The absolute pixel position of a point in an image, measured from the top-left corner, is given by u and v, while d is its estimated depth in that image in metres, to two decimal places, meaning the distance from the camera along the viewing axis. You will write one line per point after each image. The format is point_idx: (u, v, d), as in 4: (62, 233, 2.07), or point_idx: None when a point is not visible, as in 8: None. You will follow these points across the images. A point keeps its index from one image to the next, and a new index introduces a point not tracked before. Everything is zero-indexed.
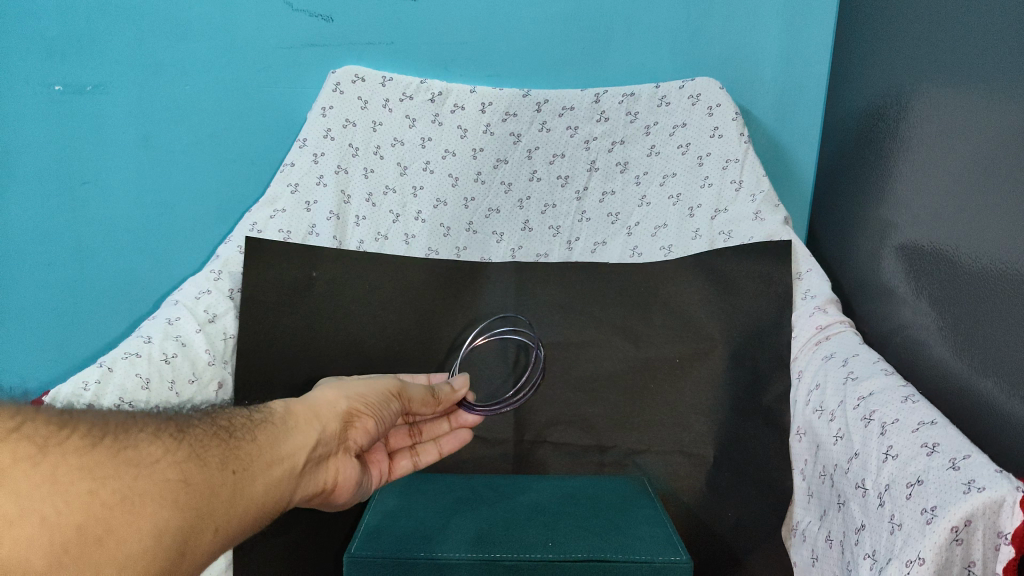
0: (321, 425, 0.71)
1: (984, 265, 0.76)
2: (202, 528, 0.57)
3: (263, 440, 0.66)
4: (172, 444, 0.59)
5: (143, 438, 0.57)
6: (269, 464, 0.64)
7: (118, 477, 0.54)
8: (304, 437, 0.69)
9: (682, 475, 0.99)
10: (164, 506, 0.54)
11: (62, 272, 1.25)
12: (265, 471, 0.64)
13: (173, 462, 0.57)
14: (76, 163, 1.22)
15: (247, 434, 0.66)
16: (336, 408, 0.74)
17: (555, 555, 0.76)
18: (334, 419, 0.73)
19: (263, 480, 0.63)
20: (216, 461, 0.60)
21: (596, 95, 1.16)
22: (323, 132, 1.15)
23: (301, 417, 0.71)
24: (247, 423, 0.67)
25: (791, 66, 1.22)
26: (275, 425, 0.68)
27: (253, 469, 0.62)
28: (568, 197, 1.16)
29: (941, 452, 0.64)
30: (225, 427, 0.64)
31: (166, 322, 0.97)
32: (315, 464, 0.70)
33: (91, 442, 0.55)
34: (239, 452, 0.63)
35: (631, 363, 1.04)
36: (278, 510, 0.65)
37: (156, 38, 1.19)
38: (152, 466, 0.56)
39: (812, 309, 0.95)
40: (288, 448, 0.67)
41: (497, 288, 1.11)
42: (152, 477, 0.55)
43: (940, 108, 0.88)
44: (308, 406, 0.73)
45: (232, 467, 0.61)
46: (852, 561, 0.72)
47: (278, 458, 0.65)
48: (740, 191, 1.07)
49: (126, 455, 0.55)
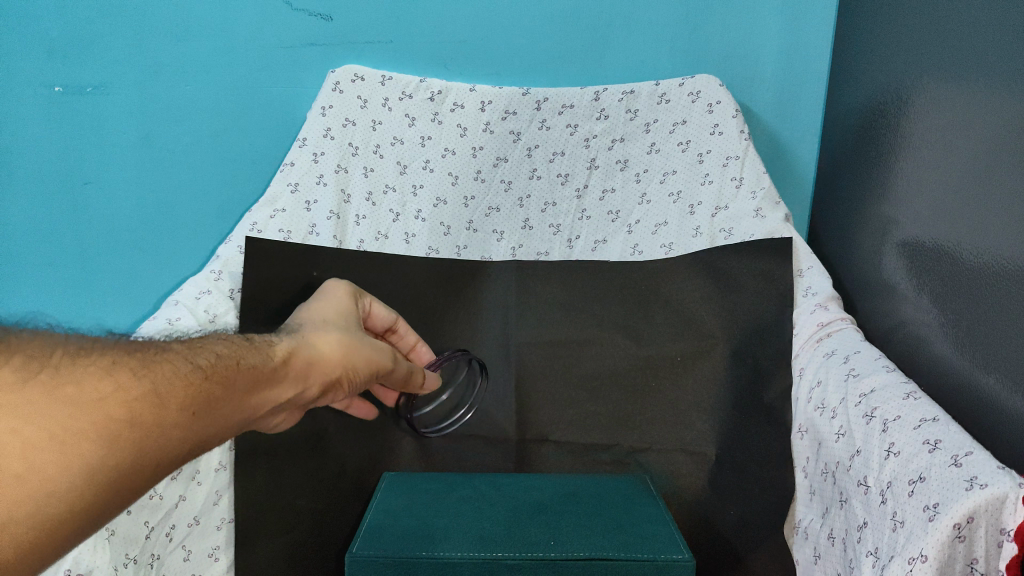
0: (306, 385, 0.69)
1: (985, 262, 0.76)
2: (139, 467, 0.54)
3: (245, 390, 0.62)
4: (127, 380, 0.54)
5: (88, 372, 0.53)
6: (232, 413, 0.61)
7: (50, 414, 0.50)
8: (280, 392, 0.66)
9: (684, 472, 0.99)
10: (99, 447, 0.51)
11: (62, 272, 1.24)
12: (224, 419, 0.60)
13: (122, 400, 0.53)
14: (76, 163, 1.22)
15: (230, 376, 0.61)
16: (330, 372, 0.71)
17: (557, 554, 0.76)
18: (321, 380, 0.71)
19: (216, 427, 0.60)
20: (176, 403, 0.56)
21: (596, 92, 1.16)
22: (322, 131, 1.15)
23: (294, 370, 0.68)
24: (232, 361, 0.62)
25: (792, 63, 1.22)
26: (267, 371, 0.64)
27: (214, 416, 0.59)
28: (568, 195, 1.16)
29: (942, 449, 0.63)
30: (207, 364, 0.60)
31: (166, 323, 0.97)
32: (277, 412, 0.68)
33: (25, 377, 0.50)
34: (210, 397, 0.58)
35: (633, 361, 1.04)
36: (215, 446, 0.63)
37: (155, 37, 1.19)
38: (96, 402, 0.52)
39: (813, 306, 0.95)
40: (262, 399, 0.64)
41: (497, 286, 1.11)
42: (93, 416, 0.51)
43: (941, 103, 0.88)
44: (306, 363, 0.69)
45: (192, 411, 0.57)
46: (854, 558, 0.72)
47: (245, 408, 0.62)
48: (741, 188, 1.07)
49: (65, 391, 0.51)
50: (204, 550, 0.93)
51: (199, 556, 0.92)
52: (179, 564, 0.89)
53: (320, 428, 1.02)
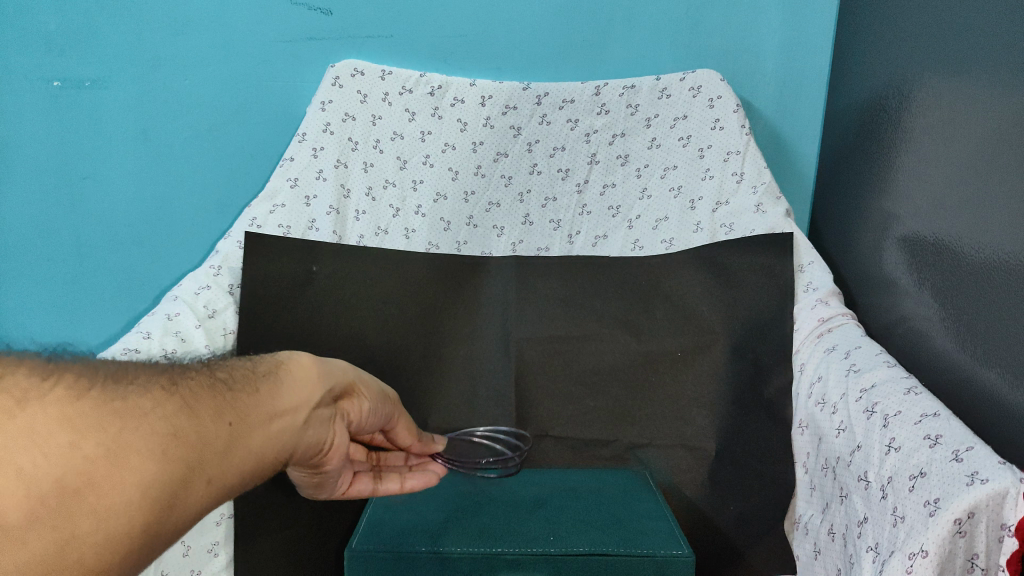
0: (329, 384, 0.68)
1: (986, 257, 0.76)
2: (193, 479, 0.51)
3: (267, 392, 0.61)
4: (163, 396, 0.53)
5: (129, 391, 0.51)
6: (269, 417, 0.60)
7: (101, 428, 0.47)
8: (307, 394, 0.65)
9: (684, 468, 0.98)
10: (153, 461, 0.48)
11: (63, 268, 1.24)
12: (264, 424, 0.59)
13: (163, 414, 0.51)
14: (75, 158, 1.21)
15: (247, 384, 0.61)
16: (343, 377, 0.71)
17: (557, 549, 0.76)
18: (340, 383, 0.70)
19: (260, 434, 0.58)
20: (210, 414, 0.55)
21: (596, 87, 1.16)
22: (322, 126, 1.14)
23: (305, 368, 0.67)
24: (246, 374, 0.62)
25: (793, 57, 1.21)
26: (281, 375, 0.64)
27: (251, 422, 0.58)
28: (569, 189, 1.16)
29: (944, 445, 0.63)
30: (223, 378, 0.60)
31: (165, 318, 0.95)
32: (316, 418, 0.66)
33: (74, 394, 0.47)
34: (237, 404, 0.58)
35: (633, 357, 1.04)
36: (271, 466, 0.61)
37: (154, 31, 1.19)
38: (142, 419, 0.49)
39: (814, 301, 0.96)
40: (291, 401, 0.63)
41: (498, 281, 1.10)
42: (140, 429, 0.49)
43: (944, 97, 0.87)
44: (317, 362, 0.69)
45: (228, 419, 0.56)
46: (855, 553, 0.72)
47: (279, 412, 0.61)
48: (742, 183, 1.07)
49: (113, 407, 0.49)
50: (204, 545, 0.94)
51: (198, 551, 0.94)
52: (177, 559, 0.92)
53: None
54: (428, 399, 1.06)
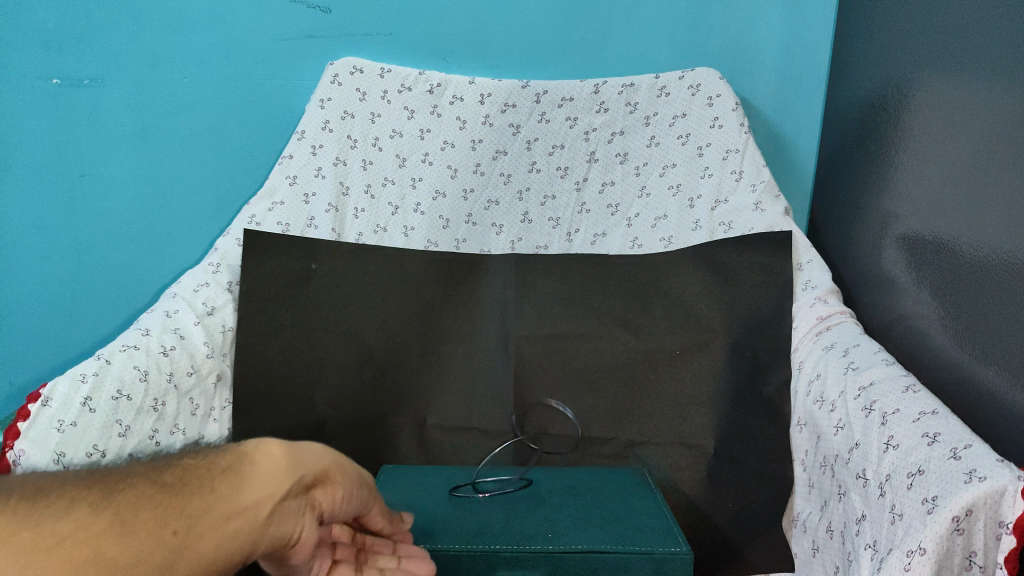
0: (298, 474, 0.59)
1: (985, 255, 0.76)
2: None
3: (223, 490, 0.55)
4: (100, 513, 0.50)
5: (68, 508, 0.50)
6: (222, 521, 0.53)
7: (40, 544, 0.47)
8: (270, 484, 0.56)
9: (681, 466, 0.99)
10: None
11: (60, 267, 1.22)
12: (214, 529, 0.53)
13: (100, 532, 0.49)
14: (72, 156, 1.20)
15: (199, 487, 0.55)
16: (317, 460, 0.61)
17: (554, 546, 0.75)
18: (312, 468, 0.60)
19: (211, 539, 0.52)
20: (149, 526, 0.51)
21: (596, 85, 1.16)
22: (321, 123, 1.14)
23: (268, 457, 0.59)
24: (200, 474, 0.57)
25: (792, 56, 1.21)
26: (242, 469, 0.57)
27: (199, 531, 0.52)
28: (568, 187, 1.16)
29: (942, 442, 0.63)
30: (171, 483, 0.55)
31: (164, 315, 0.93)
32: (285, 513, 0.57)
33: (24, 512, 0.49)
34: (180, 508, 0.53)
35: (632, 355, 1.04)
36: (228, 572, 0.54)
37: (153, 29, 1.19)
38: (74, 537, 0.48)
39: (813, 300, 0.95)
40: (252, 499, 0.55)
41: (497, 279, 1.10)
42: (73, 551, 0.47)
43: (942, 95, 0.87)
44: (288, 444, 0.60)
45: (170, 528, 0.51)
46: (853, 551, 0.72)
47: (236, 511, 0.54)
48: (741, 181, 1.08)
49: (51, 525, 0.48)
50: None
51: None
52: None
53: (319, 421, 1.01)
54: (427, 397, 1.06)
